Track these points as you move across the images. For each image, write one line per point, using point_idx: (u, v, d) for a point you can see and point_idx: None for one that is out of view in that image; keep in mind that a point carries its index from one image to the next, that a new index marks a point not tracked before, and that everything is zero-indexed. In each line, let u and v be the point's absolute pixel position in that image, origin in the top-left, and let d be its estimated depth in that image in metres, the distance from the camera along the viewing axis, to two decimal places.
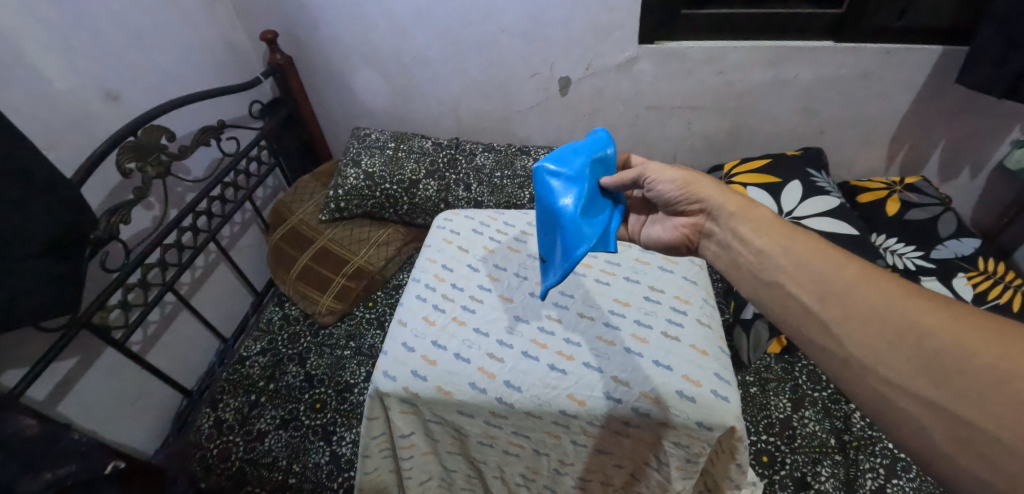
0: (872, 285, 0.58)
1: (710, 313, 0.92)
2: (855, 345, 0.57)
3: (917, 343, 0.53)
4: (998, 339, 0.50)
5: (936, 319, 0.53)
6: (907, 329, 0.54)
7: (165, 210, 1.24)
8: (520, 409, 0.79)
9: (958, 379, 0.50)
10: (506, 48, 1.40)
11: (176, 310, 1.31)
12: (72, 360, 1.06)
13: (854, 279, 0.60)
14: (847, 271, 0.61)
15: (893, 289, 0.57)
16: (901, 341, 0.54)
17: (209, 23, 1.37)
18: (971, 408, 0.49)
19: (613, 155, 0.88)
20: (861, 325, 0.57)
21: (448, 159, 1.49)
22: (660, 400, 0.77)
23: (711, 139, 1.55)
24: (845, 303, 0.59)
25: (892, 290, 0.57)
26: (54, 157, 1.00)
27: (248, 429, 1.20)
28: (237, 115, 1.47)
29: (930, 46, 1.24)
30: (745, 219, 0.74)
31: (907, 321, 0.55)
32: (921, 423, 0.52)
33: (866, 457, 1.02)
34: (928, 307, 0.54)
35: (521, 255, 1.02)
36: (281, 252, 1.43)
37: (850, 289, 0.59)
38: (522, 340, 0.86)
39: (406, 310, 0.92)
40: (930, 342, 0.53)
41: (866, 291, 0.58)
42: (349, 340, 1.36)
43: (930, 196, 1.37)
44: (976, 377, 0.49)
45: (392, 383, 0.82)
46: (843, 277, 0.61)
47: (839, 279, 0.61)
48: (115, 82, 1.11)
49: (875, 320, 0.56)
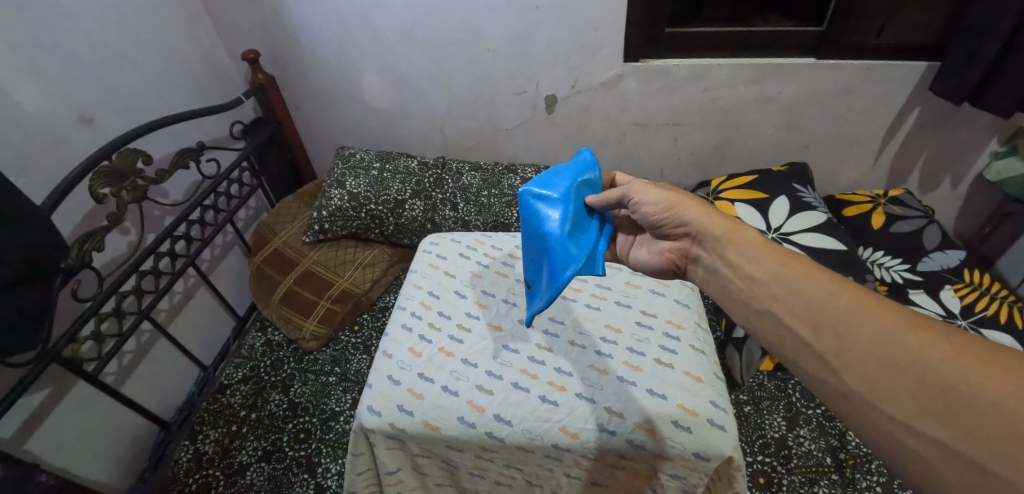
0: (871, 315, 0.57)
1: (703, 337, 0.90)
2: (855, 375, 0.56)
3: (917, 376, 0.52)
4: (999, 373, 0.49)
5: (934, 349, 0.52)
6: (905, 360, 0.53)
7: (143, 235, 1.20)
8: (511, 443, 0.77)
9: (960, 413, 0.49)
10: (491, 68, 1.39)
11: (153, 339, 1.26)
12: (42, 394, 1.00)
13: (846, 304, 0.59)
14: (840, 298, 0.60)
15: (891, 317, 0.56)
16: (900, 372, 0.53)
17: (188, 44, 1.35)
18: (972, 441, 0.48)
19: (596, 179, 0.87)
20: (860, 358, 0.56)
21: (434, 179, 1.47)
22: (656, 430, 0.75)
23: (697, 155, 1.55)
24: (838, 331, 0.58)
25: (892, 320, 0.56)
26: (24, 183, 0.96)
27: (228, 462, 1.15)
28: (218, 136, 1.44)
29: (908, 62, 1.26)
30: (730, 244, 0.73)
31: (905, 351, 0.54)
32: (921, 453, 0.51)
33: (863, 475, 1.01)
34: (926, 339, 0.53)
35: (509, 280, 1.00)
36: (265, 275, 1.40)
37: (846, 318, 0.58)
38: (513, 371, 0.84)
39: (391, 340, 0.89)
40: (931, 373, 0.52)
41: (863, 317, 0.57)
42: (334, 365, 1.32)
43: (914, 208, 1.38)
44: (980, 412, 0.48)
45: (378, 419, 0.79)
46: (836, 304, 0.60)
47: (833, 307, 0.60)
48: (90, 104, 1.08)
49: (875, 353, 0.55)
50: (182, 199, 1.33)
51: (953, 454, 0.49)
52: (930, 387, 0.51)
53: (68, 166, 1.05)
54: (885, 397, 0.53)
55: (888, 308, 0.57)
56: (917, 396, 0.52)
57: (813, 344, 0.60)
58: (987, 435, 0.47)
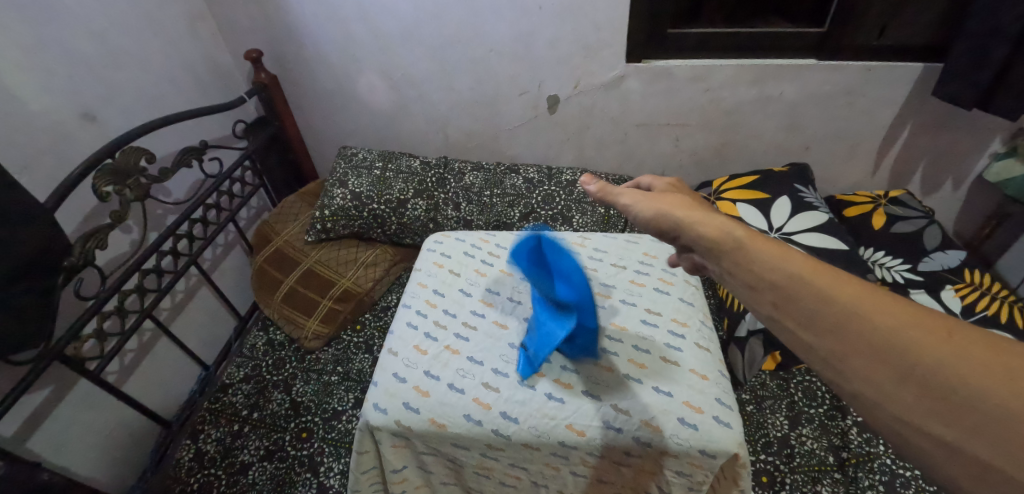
0: (854, 292, 0.49)
1: (708, 336, 0.90)
2: (844, 367, 0.47)
3: (900, 365, 0.45)
4: (993, 363, 0.41)
5: (927, 340, 0.44)
6: (886, 349, 0.46)
7: (145, 234, 1.20)
8: (517, 441, 0.77)
9: (963, 410, 0.42)
10: (494, 68, 1.40)
11: (155, 338, 1.26)
12: (44, 393, 1.00)
13: (822, 283, 0.50)
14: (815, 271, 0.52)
15: (872, 302, 0.47)
16: (881, 363, 0.45)
17: (191, 43, 1.35)
18: (979, 442, 0.41)
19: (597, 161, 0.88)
20: (837, 340, 0.48)
21: (437, 179, 1.47)
22: (661, 428, 0.75)
23: (699, 156, 1.55)
24: (816, 309, 0.50)
25: (878, 299, 0.48)
26: (27, 181, 0.96)
27: (231, 462, 1.15)
28: (220, 135, 1.44)
29: (909, 64, 1.27)
30: (731, 250, 0.58)
31: (885, 338, 0.46)
32: (930, 455, 0.43)
33: (865, 474, 1.01)
34: (912, 323, 0.46)
35: (514, 278, 1.00)
36: (267, 274, 1.39)
37: (827, 295, 0.50)
38: (519, 368, 0.84)
39: (397, 339, 0.89)
40: (917, 363, 0.44)
41: (844, 298, 0.49)
42: (337, 365, 1.32)
43: (914, 209, 1.39)
44: (985, 412, 0.41)
45: (384, 416, 0.79)
46: (810, 281, 0.51)
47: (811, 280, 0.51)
48: (92, 103, 1.08)
49: (855, 336, 0.47)
50: (184, 198, 1.33)
51: (959, 456, 0.42)
52: (921, 379, 0.44)
53: (71, 164, 1.05)
54: (879, 391, 0.45)
55: (873, 293, 0.48)
56: (921, 396, 0.44)
57: (787, 327, 0.52)
58: (993, 435, 0.40)
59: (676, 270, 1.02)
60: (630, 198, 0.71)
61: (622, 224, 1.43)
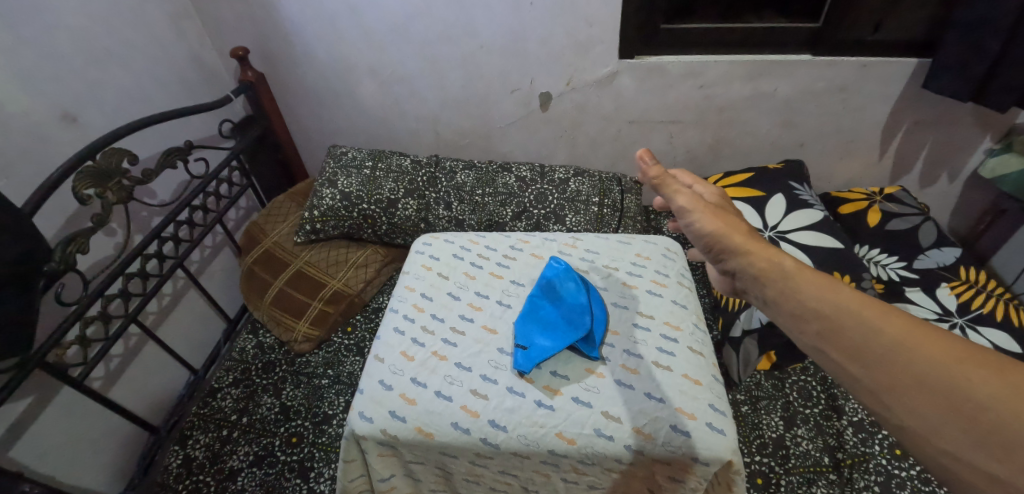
0: (880, 315, 0.51)
1: (701, 339, 0.89)
2: (891, 397, 0.48)
3: (951, 402, 0.45)
4: None
5: (984, 380, 0.45)
6: (939, 385, 0.46)
7: (129, 237, 1.17)
8: (506, 449, 0.75)
9: (1013, 447, 0.42)
10: (485, 65, 1.37)
11: (141, 342, 1.24)
12: (26, 401, 0.98)
13: (872, 317, 0.51)
14: (841, 293, 0.54)
15: (921, 339, 0.49)
16: (931, 397, 0.46)
17: (175, 41, 1.32)
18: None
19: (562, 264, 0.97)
20: (869, 366, 0.50)
21: (428, 177, 1.45)
22: (653, 435, 0.74)
23: (692, 153, 1.54)
24: (844, 335, 0.52)
25: (903, 324, 0.50)
26: (4, 184, 0.93)
27: (219, 468, 1.13)
28: (206, 135, 1.41)
29: (905, 59, 1.25)
30: (779, 279, 0.58)
31: (937, 376, 0.47)
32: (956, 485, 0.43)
33: (861, 475, 1.00)
34: (938, 349, 0.48)
35: (504, 281, 0.98)
36: (255, 276, 1.37)
37: (853, 319, 0.52)
38: (507, 374, 0.82)
39: (383, 344, 0.87)
40: (968, 401, 0.45)
41: (893, 333, 0.50)
42: (327, 368, 1.30)
43: (909, 205, 1.38)
44: (1013, 433, 0.42)
45: (369, 425, 0.77)
46: (860, 313, 0.52)
47: (837, 302, 0.54)
48: (73, 103, 1.05)
49: (886, 361, 0.49)
50: (170, 199, 1.31)
51: (1002, 487, 0.42)
52: (956, 405, 0.45)
53: (51, 166, 1.02)
54: (928, 427, 0.46)
55: (927, 332, 0.49)
56: (949, 420, 0.45)
57: (830, 356, 0.52)
58: None
59: (669, 272, 1.01)
60: (690, 203, 0.70)
61: (615, 223, 1.41)
